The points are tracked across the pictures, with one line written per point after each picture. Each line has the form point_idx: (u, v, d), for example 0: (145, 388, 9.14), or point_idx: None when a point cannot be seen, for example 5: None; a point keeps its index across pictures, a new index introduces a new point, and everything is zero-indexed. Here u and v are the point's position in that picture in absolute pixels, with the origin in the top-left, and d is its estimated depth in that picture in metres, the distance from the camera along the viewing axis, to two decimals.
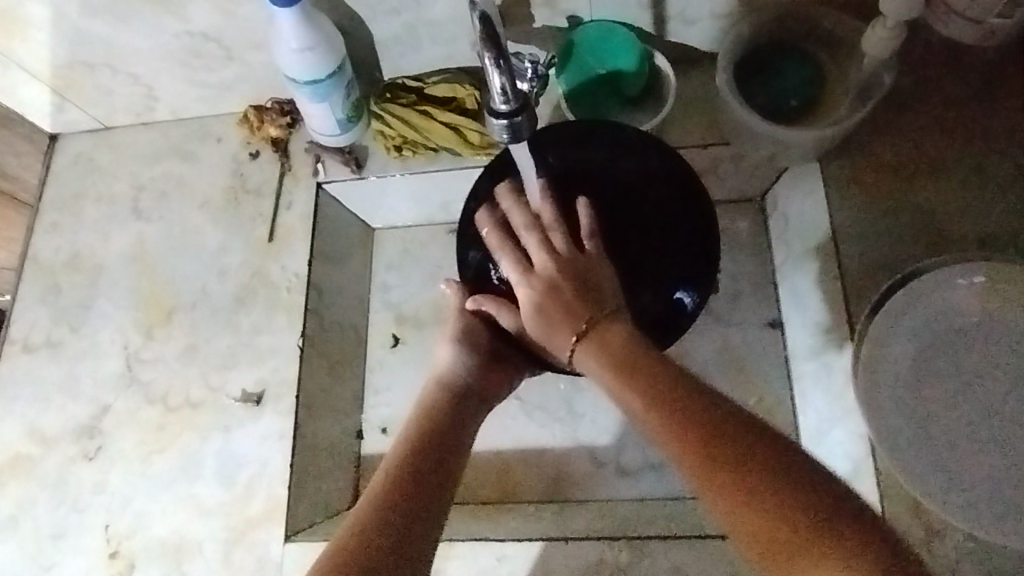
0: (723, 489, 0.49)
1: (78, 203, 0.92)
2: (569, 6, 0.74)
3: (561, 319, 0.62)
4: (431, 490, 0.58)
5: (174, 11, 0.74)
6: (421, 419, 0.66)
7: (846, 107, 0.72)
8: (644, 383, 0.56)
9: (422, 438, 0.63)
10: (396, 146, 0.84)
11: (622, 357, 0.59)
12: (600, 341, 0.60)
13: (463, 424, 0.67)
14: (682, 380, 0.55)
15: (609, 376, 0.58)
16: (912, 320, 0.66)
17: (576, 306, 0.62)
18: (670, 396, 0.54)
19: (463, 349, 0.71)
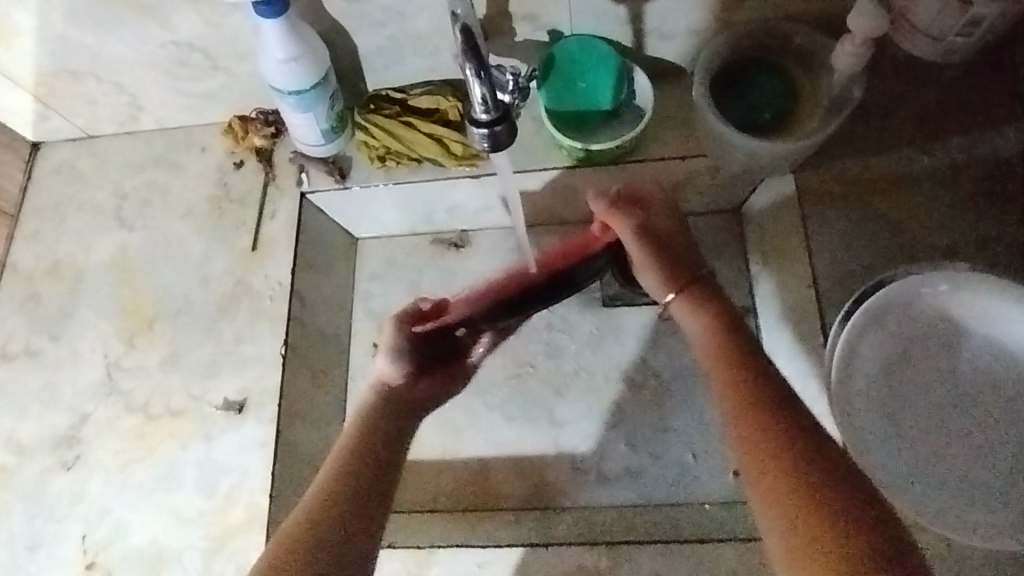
0: (791, 512, 0.52)
1: (60, 212, 0.92)
2: (550, 20, 0.76)
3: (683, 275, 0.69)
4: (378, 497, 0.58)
5: (159, 20, 0.75)
6: (362, 425, 0.63)
7: (817, 121, 0.75)
8: (732, 353, 0.62)
9: (360, 447, 0.61)
10: (379, 156, 0.85)
11: (725, 330, 0.64)
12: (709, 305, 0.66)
13: (400, 437, 0.64)
14: (769, 376, 0.59)
15: (714, 357, 0.62)
16: (882, 325, 0.68)
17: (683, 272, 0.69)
18: (753, 385, 0.59)
19: (398, 359, 0.69)
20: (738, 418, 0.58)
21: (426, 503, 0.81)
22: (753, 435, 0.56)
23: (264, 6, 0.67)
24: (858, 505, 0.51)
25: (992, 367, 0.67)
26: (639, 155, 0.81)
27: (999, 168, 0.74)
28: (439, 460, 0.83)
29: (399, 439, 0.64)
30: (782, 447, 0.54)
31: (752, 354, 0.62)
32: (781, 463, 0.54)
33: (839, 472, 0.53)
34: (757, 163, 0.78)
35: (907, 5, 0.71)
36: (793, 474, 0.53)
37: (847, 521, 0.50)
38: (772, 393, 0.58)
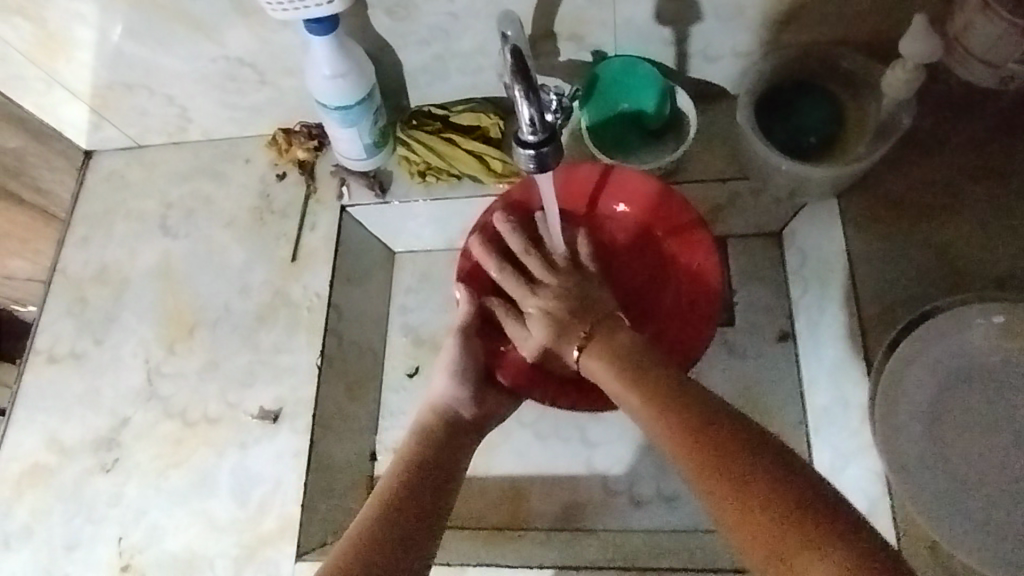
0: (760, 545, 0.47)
1: (109, 219, 0.94)
2: (594, 41, 0.76)
3: (574, 321, 0.68)
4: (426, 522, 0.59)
5: (212, 36, 0.77)
6: (408, 454, 0.66)
7: (865, 146, 0.73)
8: (643, 380, 0.60)
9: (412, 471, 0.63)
10: (419, 172, 0.86)
11: (624, 353, 0.63)
12: (603, 351, 0.64)
13: (456, 466, 0.66)
14: (694, 394, 0.58)
15: (631, 395, 0.60)
16: (928, 355, 0.66)
17: (578, 309, 0.69)
18: (681, 406, 0.56)
19: (461, 381, 0.72)
20: (687, 468, 0.53)
21: (455, 520, 0.81)
22: (708, 478, 0.51)
23: (315, 24, 0.68)
24: (826, 510, 0.47)
25: None
26: (678, 176, 0.81)
27: None
28: (469, 476, 0.83)
29: (456, 463, 0.66)
30: (718, 465, 0.51)
31: (677, 388, 0.59)
32: (730, 494, 0.50)
33: (800, 486, 0.48)
34: (801, 187, 0.76)
35: (961, 32, 0.69)
36: (760, 495, 0.49)
37: (835, 535, 0.45)
38: (708, 418, 0.55)
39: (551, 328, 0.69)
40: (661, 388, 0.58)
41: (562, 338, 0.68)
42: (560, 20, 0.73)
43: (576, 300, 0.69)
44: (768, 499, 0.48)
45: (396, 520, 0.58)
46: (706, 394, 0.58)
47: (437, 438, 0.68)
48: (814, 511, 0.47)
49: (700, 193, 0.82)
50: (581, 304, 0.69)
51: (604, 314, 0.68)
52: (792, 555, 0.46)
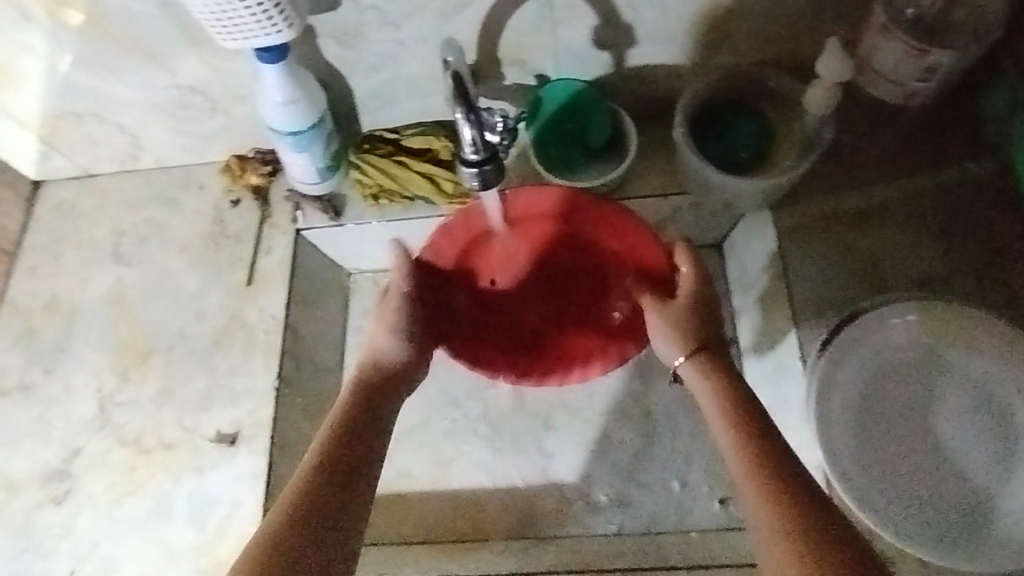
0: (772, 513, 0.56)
1: (59, 248, 0.94)
2: (537, 65, 0.80)
3: (685, 331, 0.71)
4: (343, 475, 0.61)
5: (163, 65, 0.78)
6: (344, 405, 0.68)
7: (792, 159, 0.78)
8: (729, 395, 0.67)
9: (342, 424, 0.66)
10: (372, 195, 0.88)
11: (719, 373, 0.69)
12: (709, 365, 0.70)
13: (385, 415, 0.69)
14: (761, 421, 0.64)
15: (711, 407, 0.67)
16: (857, 353, 0.70)
17: (691, 330, 0.72)
18: (756, 421, 0.64)
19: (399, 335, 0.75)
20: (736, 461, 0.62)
21: (416, 534, 0.82)
22: (750, 466, 0.60)
23: (264, 53, 0.70)
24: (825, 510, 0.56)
25: (963, 395, 0.70)
26: (621, 192, 0.85)
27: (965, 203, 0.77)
28: (429, 490, 0.84)
29: (385, 413, 0.69)
30: (757, 459, 0.61)
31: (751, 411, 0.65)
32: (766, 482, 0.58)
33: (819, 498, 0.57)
34: (736, 200, 0.81)
35: (869, 53, 0.74)
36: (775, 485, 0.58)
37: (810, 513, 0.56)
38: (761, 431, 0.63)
39: (664, 332, 0.72)
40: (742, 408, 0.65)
41: (666, 344, 0.72)
42: (503, 46, 0.77)
43: (702, 308, 0.72)
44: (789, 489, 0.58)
45: (314, 475, 0.61)
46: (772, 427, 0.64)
47: (358, 400, 0.69)
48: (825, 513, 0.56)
49: (644, 208, 0.86)
50: (706, 316, 0.72)
51: (720, 347, 0.73)
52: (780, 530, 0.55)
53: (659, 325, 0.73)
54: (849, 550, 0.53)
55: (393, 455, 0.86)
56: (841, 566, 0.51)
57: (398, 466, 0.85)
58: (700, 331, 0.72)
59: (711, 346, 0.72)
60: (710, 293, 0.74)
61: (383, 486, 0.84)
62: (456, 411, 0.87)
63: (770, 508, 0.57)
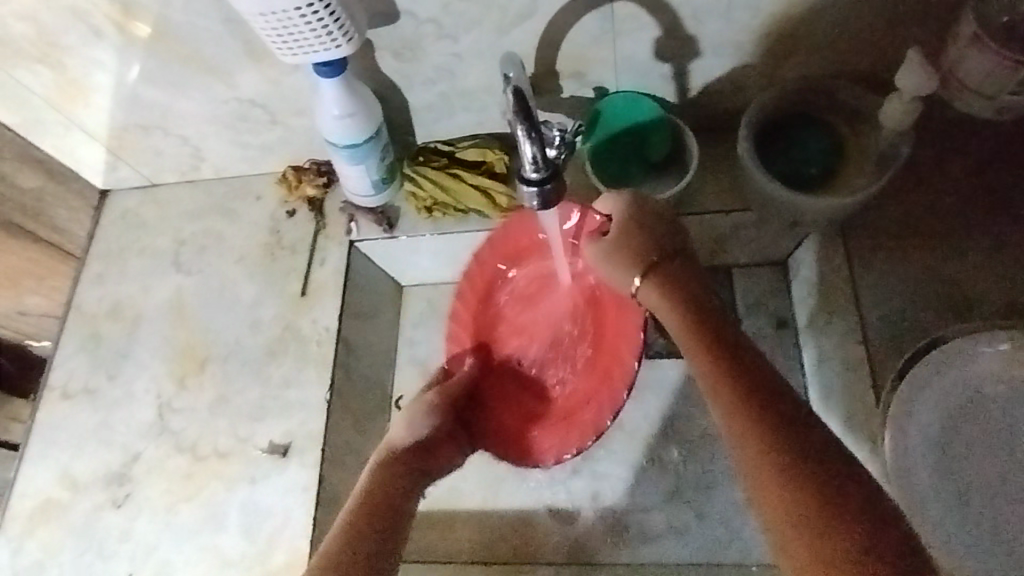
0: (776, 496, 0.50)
1: (123, 256, 0.96)
2: (595, 77, 0.78)
3: (630, 251, 0.65)
4: (395, 516, 0.64)
5: (225, 79, 0.79)
6: (367, 486, 0.67)
7: (865, 178, 0.73)
8: (697, 323, 0.60)
9: (370, 498, 0.65)
10: (426, 207, 0.87)
11: (691, 305, 0.61)
12: (667, 280, 0.63)
13: (411, 490, 0.68)
14: (743, 346, 0.58)
15: (688, 343, 0.60)
16: (938, 386, 0.66)
17: (638, 248, 0.64)
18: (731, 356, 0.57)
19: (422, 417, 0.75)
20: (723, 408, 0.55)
21: (465, 554, 0.81)
22: (738, 408, 0.54)
23: (324, 67, 0.70)
24: (836, 478, 0.49)
25: None
26: (681, 208, 0.82)
27: None
28: (478, 509, 0.83)
29: (413, 487, 0.68)
30: (755, 405, 0.53)
31: (718, 332, 0.60)
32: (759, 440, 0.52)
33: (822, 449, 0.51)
34: (802, 219, 0.77)
35: (954, 64, 0.70)
36: (782, 455, 0.51)
37: (843, 492, 0.48)
38: (740, 359, 0.57)
39: (614, 254, 0.66)
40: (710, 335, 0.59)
41: (617, 268, 0.66)
42: (561, 59, 0.75)
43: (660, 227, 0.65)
44: (799, 461, 0.50)
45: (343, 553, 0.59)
46: (754, 350, 0.58)
47: (400, 467, 0.70)
48: (839, 487, 0.49)
49: (704, 224, 0.83)
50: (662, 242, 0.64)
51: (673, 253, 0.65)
52: (802, 517, 0.48)
53: (613, 253, 0.66)
54: (849, 520, 0.47)
55: (443, 471, 0.85)
56: (870, 566, 0.45)
57: (447, 482, 0.84)
58: (653, 247, 0.64)
59: (665, 256, 0.64)
60: (656, 219, 0.65)
61: (431, 502, 0.84)
62: None
63: (769, 487, 0.50)
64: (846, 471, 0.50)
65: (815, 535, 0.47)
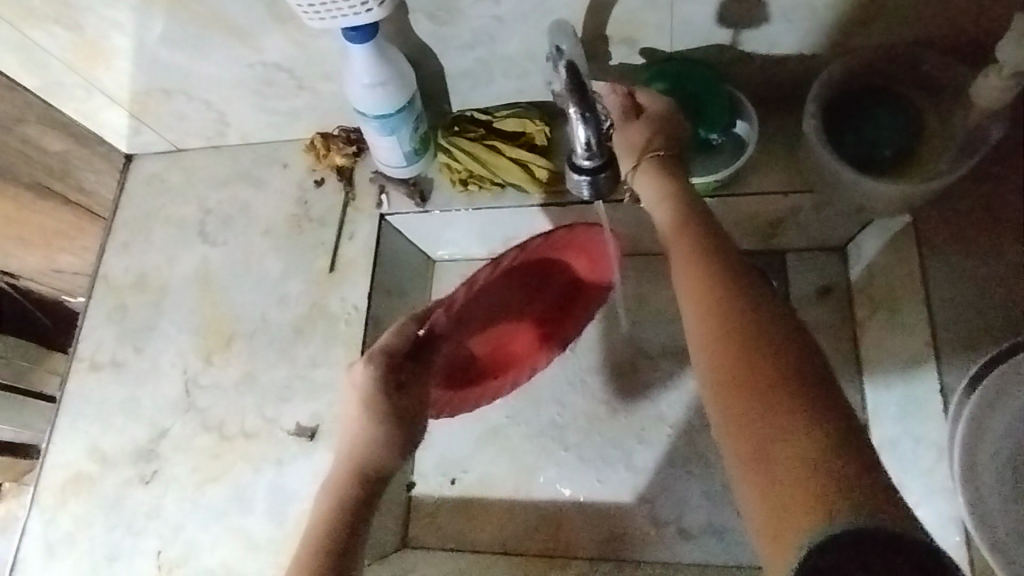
0: (733, 397, 0.47)
1: (148, 225, 0.93)
2: (649, 43, 0.71)
3: (637, 133, 0.63)
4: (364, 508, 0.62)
5: (249, 42, 0.74)
6: (336, 483, 0.62)
7: (946, 161, 0.66)
8: (710, 254, 0.55)
9: (345, 492, 0.61)
10: (461, 180, 0.82)
11: (677, 198, 0.60)
12: (664, 168, 0.62)
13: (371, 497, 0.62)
14: (726, 249, 0.55)
15: (674, 238, 0.58)
16: (1018, 398, 0.59)
17: (651, 132, 0.63)
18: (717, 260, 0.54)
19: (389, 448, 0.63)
20: (696, 310, 0.52)
21: (497, 544, 0.79)
22: (709, 313, 0.51)
23: (353, 32, 0.64)
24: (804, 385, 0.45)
25: None
26: (735, 189, 0.75)
27: None
28: (510, 498, 0.80)
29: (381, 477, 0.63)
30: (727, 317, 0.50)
31: (708, 230, 0.57)
32: (735, 350, 0.48)
33: (795, 359, 0.47)
34: (871, 205, 0.70)
35: None
36: (744, 357, 0.48)
37: (803, 410, 0.44)
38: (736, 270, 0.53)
39: (624, 133, 0.63)
40: (699, 236, 0.57)
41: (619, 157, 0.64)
42: (613, 23, 0.68)
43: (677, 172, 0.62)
44: (766, 368, 0.46)
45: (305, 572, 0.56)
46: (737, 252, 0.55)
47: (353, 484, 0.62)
48: (806, 394, 0.45)
49: (761, 206, 0.77)
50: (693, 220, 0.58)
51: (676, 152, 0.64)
52: (753, 425, 0.45)
53: (628, 137, 0.63)
54: (805, 421, 0.44)
55: (475, 458, 0.82)
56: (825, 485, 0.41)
57: (479, 470, 0.82)
58: (661, 137, 0.63)
59: (670, 153, 0.63)
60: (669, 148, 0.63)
61: (461, 489, 0.81)
62: (541, 417, 0.82)
63: (731, 381, 0.47)
64: (801, 338, 0.48)
65: (752, 385, 0.46)
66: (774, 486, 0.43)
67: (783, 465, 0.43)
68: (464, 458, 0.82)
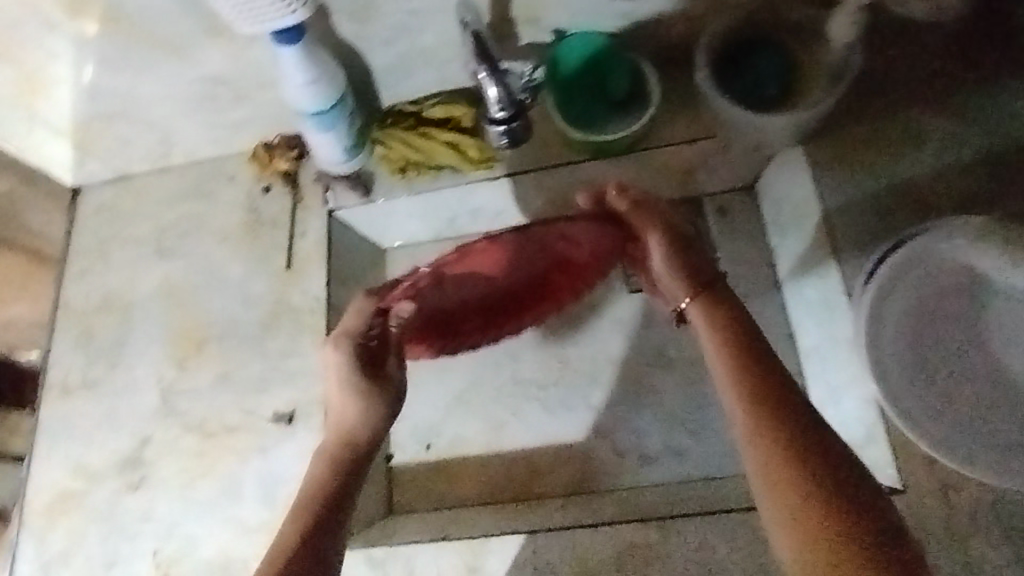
0: (772, 464, 0.53)
1: (105, 250, 0.97)
2: (552, 21, 0.79)
3: (652, 226, 0.70)
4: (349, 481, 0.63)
5: (185, 58, 0.79)
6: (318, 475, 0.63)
7: (821, 90, 0.76)
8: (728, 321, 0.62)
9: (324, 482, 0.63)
10: (399, 168, 0.89)
11: (715, 303, 0.64)
12: (699, 293, 0.65)
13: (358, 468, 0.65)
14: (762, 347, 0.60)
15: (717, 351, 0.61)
16: (905, 284, 0.69)
17: (648, 215, 0.70)
18: (758, 360, 0.59)
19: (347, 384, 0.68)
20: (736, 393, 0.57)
21: (477, 497, 0.85)
22: (749, 398, 0.57)
23: (282, 34, 0.71)
24: (839, 471, 0.52)
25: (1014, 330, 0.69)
26: (647, 143, 0.84)
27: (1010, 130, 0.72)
28: (483, 453, 0.86)
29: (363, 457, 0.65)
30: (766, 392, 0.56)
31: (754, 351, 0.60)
32: (771, 422, 0.55)
33: (826, 450, 0.53)
34: (766, 139, 0.80)
35: None
36: (785, 432, 0.54)
37: (846, 500, 0.50)
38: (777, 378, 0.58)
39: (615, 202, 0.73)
40: (739, 341, 0.60)
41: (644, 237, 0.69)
42: (517, 5, 0.76)
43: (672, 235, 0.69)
44: (802, 453, 0.53)
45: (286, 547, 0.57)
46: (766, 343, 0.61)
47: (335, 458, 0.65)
48: (847, 480, 0.51)
49: (673, 156, 0.85)
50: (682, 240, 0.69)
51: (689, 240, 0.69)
52: (793, 491, 0.52)
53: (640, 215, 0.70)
54: (853, 528, 0.49)
55: (446, 422, 0.88)
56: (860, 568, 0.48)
57: (451, 432, 0.87)
58: (654, 219, 0.70)
59: (685, 239, 0.69)
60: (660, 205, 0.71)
61: (438, 453, 0.87)
62: (503, 375, 0.89)
63: (770, 455, 0.54)
64: (824, 429, 0.54)
65: (796, 462, 0.53)
66: (809, 533, 0.50)
67: (826, 540, 0.49)
68: (436, 423, 0.88)
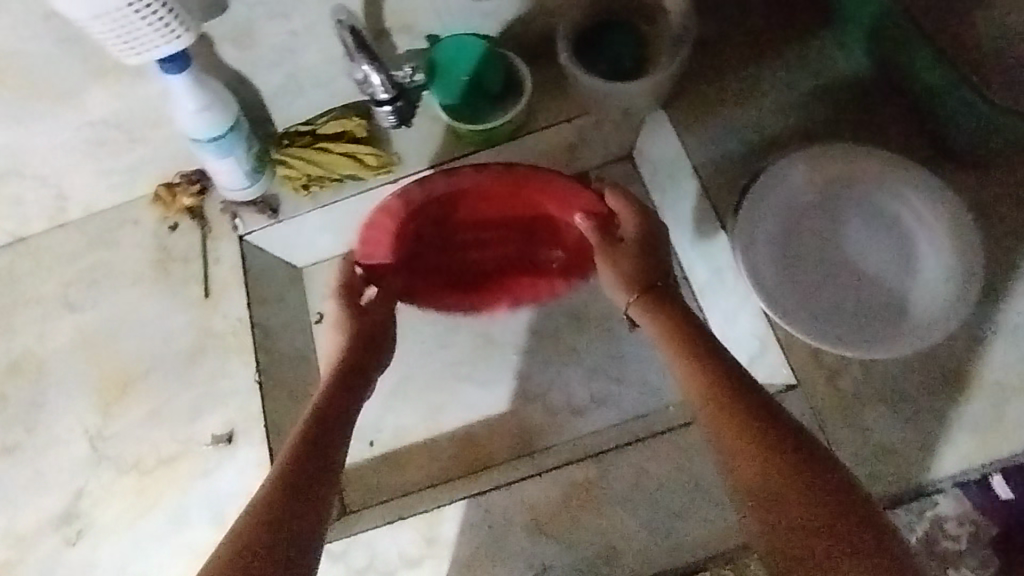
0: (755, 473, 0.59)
1: (8, 313, 0.95)
2: (424, 26, 0.86)
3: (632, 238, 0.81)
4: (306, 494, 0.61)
5: (72, 102, 0.81)
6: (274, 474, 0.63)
7: (667, 55, 0.87)
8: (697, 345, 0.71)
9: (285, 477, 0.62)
10: (303, 185, 0.91)
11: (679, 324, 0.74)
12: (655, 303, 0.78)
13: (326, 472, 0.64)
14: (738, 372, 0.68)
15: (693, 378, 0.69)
16: (762, 207, 0.82)
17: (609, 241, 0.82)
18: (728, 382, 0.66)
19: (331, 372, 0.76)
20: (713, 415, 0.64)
21: (429, 479, 0.87)
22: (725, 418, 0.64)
23: (168, 62, 0.74)
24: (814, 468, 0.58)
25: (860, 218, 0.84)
26: (530, 126, 0.91)
27: (832, 73, 0.90)
28: (427, 437, 0.89)
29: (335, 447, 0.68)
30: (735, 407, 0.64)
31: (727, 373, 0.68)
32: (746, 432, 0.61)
33: (806, 456, 0.59)
34: (635, 107, 0.90)
35: None
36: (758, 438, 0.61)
37: (826, 496, 0.55)
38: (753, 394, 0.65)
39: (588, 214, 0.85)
40: (714, 369, 0.68)
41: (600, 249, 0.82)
42: (389, 14, 0.83)
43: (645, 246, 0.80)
44: (792, 466, 0.58)
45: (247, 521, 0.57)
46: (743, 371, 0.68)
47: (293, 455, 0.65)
48: (823, 477, 0.57)
49: (556, 136, 0.93)
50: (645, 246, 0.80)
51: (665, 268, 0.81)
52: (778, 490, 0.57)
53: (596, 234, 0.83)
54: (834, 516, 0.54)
55: (385, 415, 0.91)
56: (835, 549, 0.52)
57: (391, 423, 0.90)
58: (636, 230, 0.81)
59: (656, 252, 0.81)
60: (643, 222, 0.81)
61: (382, 446, 0.89)
62: (435, 361, 0.93)
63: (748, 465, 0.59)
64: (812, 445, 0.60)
65: (773, 466, 0.58)
66: (788, 523, 0.55)
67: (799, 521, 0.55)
68: (376, 419, 0.91)
